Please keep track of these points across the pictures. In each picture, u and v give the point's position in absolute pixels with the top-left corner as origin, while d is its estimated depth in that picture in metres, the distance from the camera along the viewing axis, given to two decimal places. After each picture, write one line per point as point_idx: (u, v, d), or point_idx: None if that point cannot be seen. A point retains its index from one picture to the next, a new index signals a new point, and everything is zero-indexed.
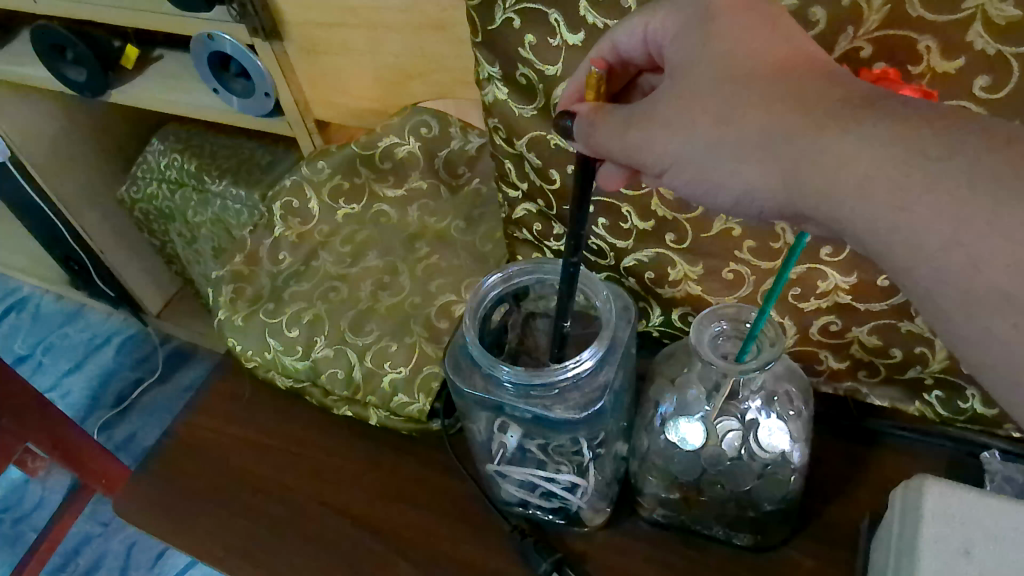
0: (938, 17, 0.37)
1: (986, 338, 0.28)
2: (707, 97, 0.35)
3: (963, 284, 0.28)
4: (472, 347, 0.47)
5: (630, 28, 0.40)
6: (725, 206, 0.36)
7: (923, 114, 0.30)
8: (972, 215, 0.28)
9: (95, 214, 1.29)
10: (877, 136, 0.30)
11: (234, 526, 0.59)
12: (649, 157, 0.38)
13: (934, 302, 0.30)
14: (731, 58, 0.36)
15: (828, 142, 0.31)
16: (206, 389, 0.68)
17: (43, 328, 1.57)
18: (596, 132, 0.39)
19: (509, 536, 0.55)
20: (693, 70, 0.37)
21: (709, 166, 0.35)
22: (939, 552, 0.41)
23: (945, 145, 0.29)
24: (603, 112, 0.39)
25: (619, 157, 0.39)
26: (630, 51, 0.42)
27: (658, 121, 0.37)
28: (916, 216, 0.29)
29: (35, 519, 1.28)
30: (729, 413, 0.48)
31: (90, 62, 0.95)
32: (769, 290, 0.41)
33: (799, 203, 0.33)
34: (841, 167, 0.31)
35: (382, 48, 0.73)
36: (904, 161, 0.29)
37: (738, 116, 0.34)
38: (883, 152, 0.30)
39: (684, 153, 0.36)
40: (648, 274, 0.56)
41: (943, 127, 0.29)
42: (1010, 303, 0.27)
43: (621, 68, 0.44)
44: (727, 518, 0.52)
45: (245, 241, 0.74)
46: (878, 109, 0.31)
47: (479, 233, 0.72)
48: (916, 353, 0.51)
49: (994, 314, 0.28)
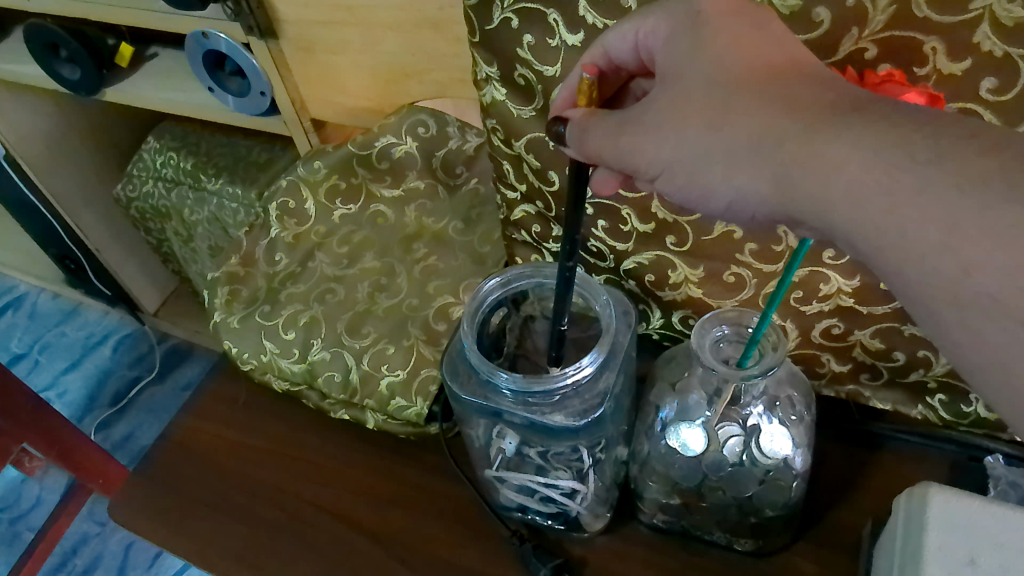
0: (945, 18, 0.36)
1: (977, 345, 0.27)
2: (701, 101, 0.35)
3: (953, 289, 0.27)
4: (471, 353, 0.46)
5: (623, 33, 0.40)
6: (716, 211, 0.36)
7: (915, 117, 0.29)
8: (961, 220, 0.27)
9: (91, 212, 1.28)
10: (865, 140, 0.29)
11: (227, 530, 0.58)
12: (644, 162, 0.37)
13: (925, 308, 0.29)
14: (727, 60, 0.35)
15: (818, 146, 0.30)
16: (201, 391, 0.68)
17: (39, 326, 1.56)
18: (593, 138, 0.38)
19: (509, 541, 0.55)
20: (685, 74, 0.36)
21: (701, 170, 0.35)
22: (945, 562, 0.41)
23: (934, 147, 0.28)
24: (596, 116, 0.38)
25: (615, 164, 0.38)
26: (623, 56, 0.41)
27: (651, 126, 0.36)
28: (905, 219, 0.28)
29: (33, 519, 1.27)
30: (730, 419, 0.48)
31: (84, 60, 0.94)
32: (772, 294, 0.41)
33: (793, 206, 0.32)
34: (832, 169, 0.30)
35: (379, 46, 0.72)
36: (892, 164, 0.28)
37: (728, 120, 0.34)
38: (873, 155, 0.29)
39: (677, 158, 0.35)
40: (648, 277, 0.55)
41: (934, 130, 0.29)
42: (1000, 307, 0.26)
43: (614, 73, 0.43)
44: (728, 524, 0.51)
45: (241, 241, 0.73)
46: (868, 113, 0.30)
47: (477, 233, 0.71)
48: (919, 357, 0.51)
49: (987, 320, 0.27)
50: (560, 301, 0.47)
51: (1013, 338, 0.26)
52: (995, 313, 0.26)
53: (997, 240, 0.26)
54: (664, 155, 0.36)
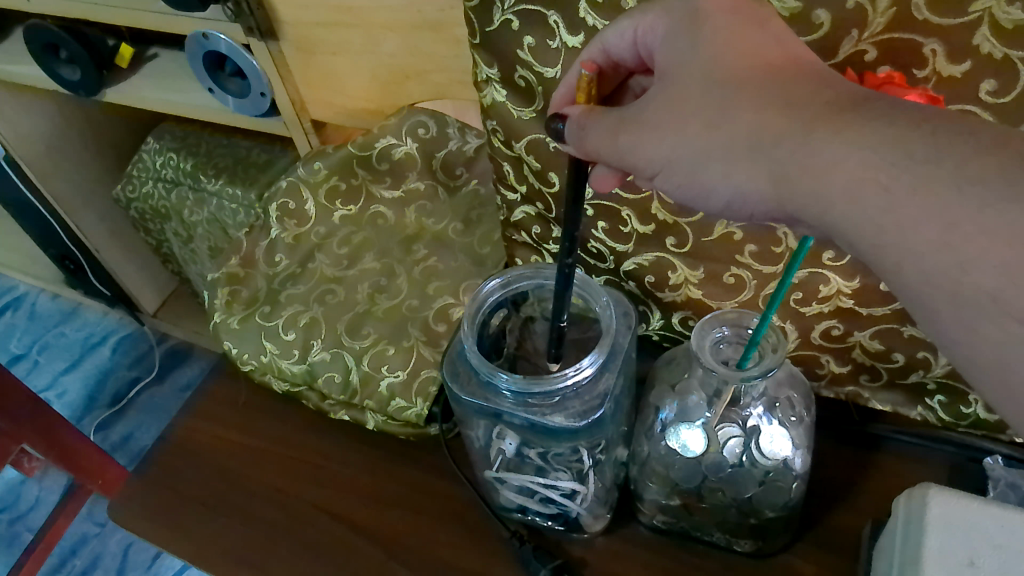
0: (945, 20, 0.37)
1: (977, 343, 0.28)
2: (700, 101, 0.35)
3: (952, 287, 0.27)
4: (471, 354, 0.47)
5: (621, 30, 0.40)
6: (715, 210, 0.36)
7: (912, 115, 0.29)
8: (960, 217, 0.27)
9: (91, 213, 1.28)
10: (863, 139, 0.29)
11: (228, 530, 0.58)
12: (643, 161, 0.37)
13: (924, 306, 0.29)
14: (725, 58, 0.35)
15: (817, 145, 0.30)
16: (201, 392, 0.68)
17: (38, 327, 1.56)
18: (591, 136, 0.38)
19: (508, 542, 0.55)
20: (684, 74, 0.36)
21: (699, 169, 0.35)
22: (945, 564, 0.41)
23: (932, 146, 0.28)
24: (596, 113, 0.38)
25: (614, 161, 0.38)
26: (622, 53, 0.41)
27: (650, 125, 0.36)
28: (903, 218, 0.28)
29: (32, 519, 1.27)
30: (730, 420, 0.48)
31: (84, 62, 0.94)
32: (772, 295, 0.41)
33: (792, 206, 0.32)
34: (830, 168, 0.30)
35: (379, 47, 0.72)
36: (891, 163, 0.29)
37: (727, 120, 0.34)
38: (871, 153, 0.29)
39: (676, 158, 0.35)
40: (648, 278, 0.55)
41: (931, 129, 0.29)
42: (998, 305, 0.26)
43: (613, 70, 0.43)
44: (728, 525, 0.51)
45: (241, 242, 0.73)
46: (867, 112, 0.30)
47: (477, 235, 0.71)
48: (919, 358, 0.51)
49: (985, 319, 0.27)
50: (560, 301, 0.47)
51: (1011, 336, 0.26)
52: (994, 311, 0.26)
53: (995, 237, 0.26)
54: (663, 153, 0.36)
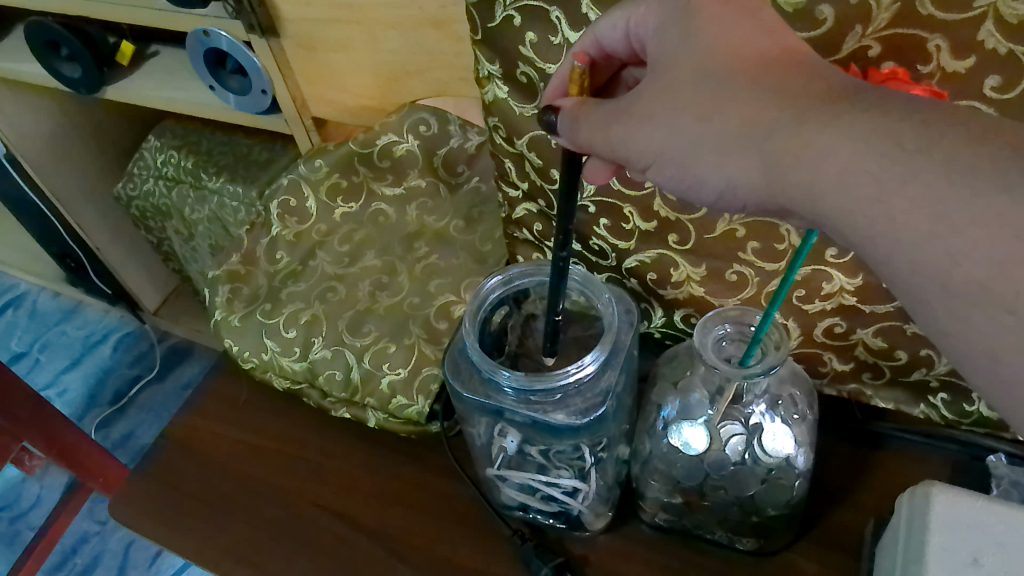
0: (950, 16, 0.36)
1: (971, 337, 0.27)
2: (692, 90, 0.35)
3: (944, 280, 0.27)
4: (472, 351, 0.46)
5: (613, 20, 0.40)
6: (708, 201, 0.36)
7: (904, 104, 0.29)
8: (951, 209, 0.27)
9: (92, 211, 1.28)
10: (857, 132, 0.29)
11: (227, 526, 0.59)
12: (635, 154, 0.37)
13: (919, 299, 0.28)
14: (716, 50, 0.35)
15: (811, 138, 0.30)
16: (201, 389, 0.68)
17: (39, 325, 1.56)
18: (583, 131, 0.38)
19: (509, 540, 0.55)
20: (676, 64, 0.36)
21: (693, 161, 0.35)
22: (948, 561, 0.41)
23: (925, 138, 0.28)
24: (587, 106, 0.38)
25: (606, 153, 0.38)
26: (614, 44, 0.41)
27: (641, 117, 0.36)
28: (895, 210, 0.28)
29: (33, 517, 1.27)
30: (733, 417, 0.47)
31: (85, 59, 0.94)
32: (774, 292, 0.41)
33: (784, 198, 0.32)
34: (824, 161, 0.30)
35: (380, 45, 0.72)
36: (884, 156, 0.28)
37: (720, 108, 0.33)
38: (865, 146, 0.29)
39: (670, 148, 0.35)
40: (650, 275, 0.55)
41: (925, 120, 0.28)
42: (991, 298, 0.26)
43: (604, 62, 0.43)
44: (729, 523, 0.51)
45: (241, 240, 0.73)
46: (861, 105, 0.30)
47: (478, 232, 0.71)
48: (922, 356, 0.51)
49: (978, 311, 0.27)
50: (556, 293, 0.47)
51: (1006, 330, 0.26)
52: (987, 304, 0.26)
53: (988, 229, 0.26)
54: (655, 145, 0.36)
